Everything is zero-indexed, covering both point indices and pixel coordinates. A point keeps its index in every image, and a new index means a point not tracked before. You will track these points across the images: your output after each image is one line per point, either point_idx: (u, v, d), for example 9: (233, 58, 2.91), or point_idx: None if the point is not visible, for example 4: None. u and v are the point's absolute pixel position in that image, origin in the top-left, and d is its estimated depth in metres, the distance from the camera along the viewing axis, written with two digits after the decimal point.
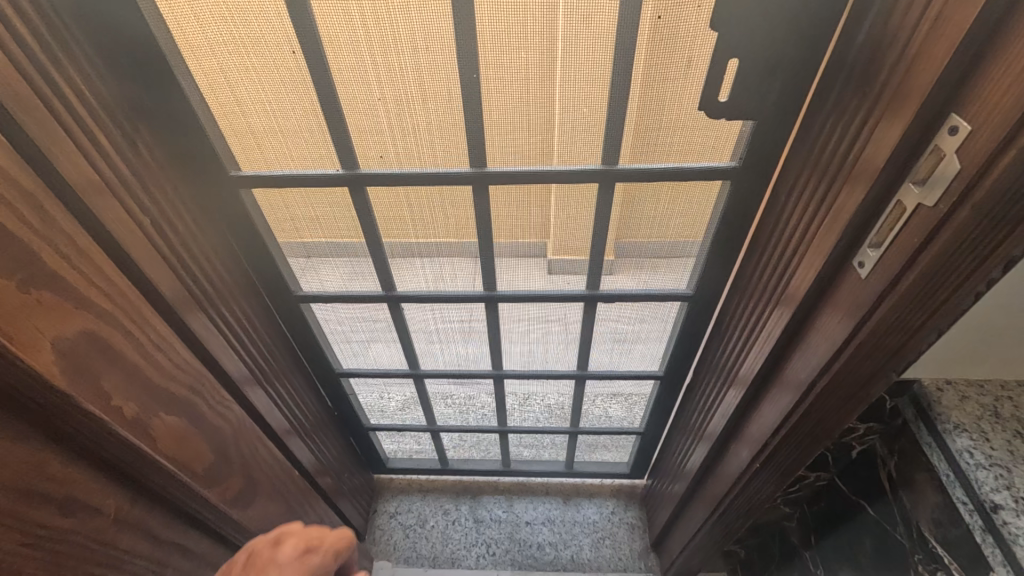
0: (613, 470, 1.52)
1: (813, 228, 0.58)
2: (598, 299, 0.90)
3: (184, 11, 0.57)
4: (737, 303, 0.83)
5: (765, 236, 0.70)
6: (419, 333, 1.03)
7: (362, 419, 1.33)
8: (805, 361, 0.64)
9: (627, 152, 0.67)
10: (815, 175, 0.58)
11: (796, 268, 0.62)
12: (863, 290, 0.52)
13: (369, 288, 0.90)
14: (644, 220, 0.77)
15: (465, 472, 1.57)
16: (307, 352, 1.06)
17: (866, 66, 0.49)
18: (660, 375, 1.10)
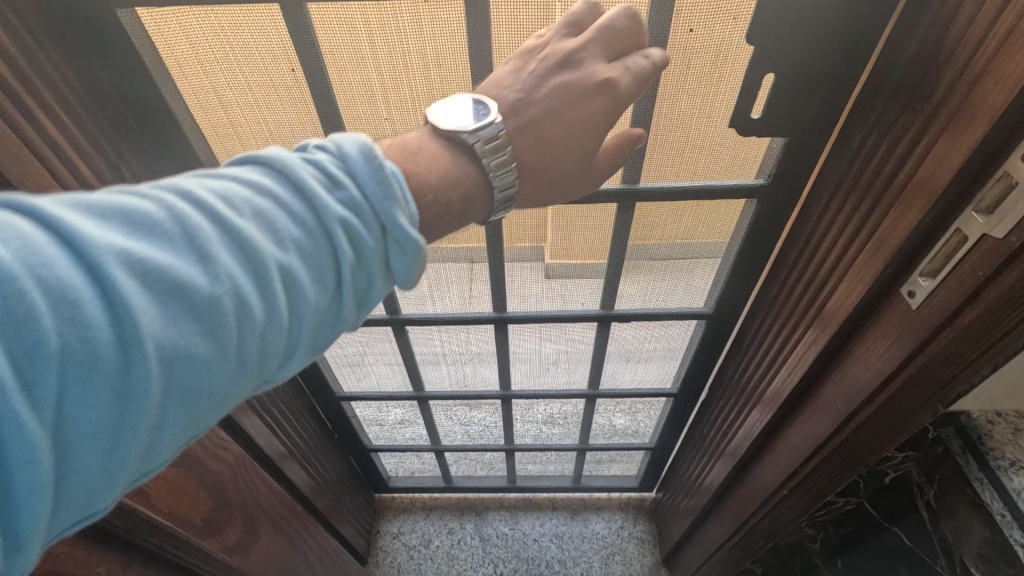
0: (621, 484, 1.49)
1: (852, 252, 0.54)
2: (611, 318, 0.87)
3: (171, 24, 0.51)
4: (759, 323, 0.79)
5: (794, 255, 0.67)
6: (425, 355, 0.99)
7: (364, 440, 1.29)
8: (842, 388, 0.60)
9: (648, 170, 0.64)
10: (853, 195, 0.54)
11: (831, 293, 0.59)
12: (913, 322, 0.48)
13: (373, 312, 0.87)
14: (663, 239, 0.74)
15: (469, 489, 1.53)
16: (307, 377, 1.02)
17: (916, 80, 0.45)
18: (673, 391, 1.07)
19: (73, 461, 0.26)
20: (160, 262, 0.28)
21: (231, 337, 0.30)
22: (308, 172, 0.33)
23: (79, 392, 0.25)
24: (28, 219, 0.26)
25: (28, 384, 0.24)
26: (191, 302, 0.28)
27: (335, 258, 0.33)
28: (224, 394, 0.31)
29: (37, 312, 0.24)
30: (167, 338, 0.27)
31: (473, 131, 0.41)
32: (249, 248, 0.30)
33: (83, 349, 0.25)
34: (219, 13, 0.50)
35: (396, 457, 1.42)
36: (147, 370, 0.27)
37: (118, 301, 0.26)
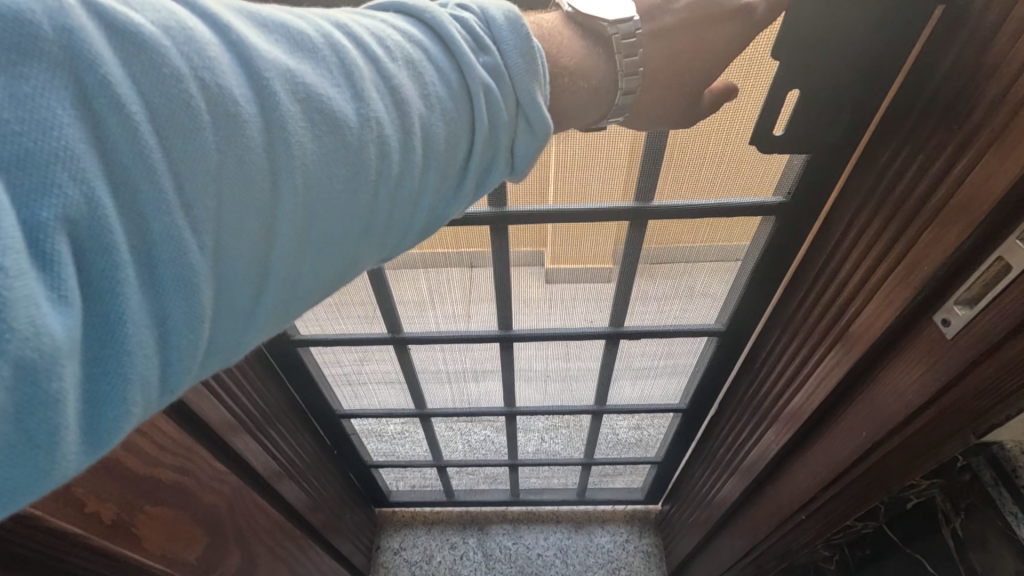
0: (627, 496, 1.47)
1: (880, 273, 0.52)
2: (620, 336, 0.85)
3: None
4: (775, 341, 0.77)
5: (814, 273, 0.65)
6: (427, 373, 0.96)
7: (364, 456, 1.25)
8: (868, 413, 0.58)
9: (664, 188, 0.62)
10: (882, 213, 0.52)
11: (857, 315, 0.56)
12: (949, 351, 0.46)
13: (374, 331, 0.84)
14: (676, 257, 0.71)
15: (472, 503, 1.50)
16: (306, 396, 0.99)
17: (955, 96, 0.43)
18: (682, 407, 1.04)
19: (223, 282, 0.25)
20: (322, 91, 0.27)
21: (371, 183, 0.29)
22: (454, 29, 0.32)
23: (238, 206, 0.24)
24: (203, 19, 0.25)
25: (188, 190, 0.23)
26: (343, 136, 0.27)
27: (471, 127, 0.33)
28: (356, 244, 0.30)
29: (205, 118, 0.23)
30: (316, 169, 0.27)
31: (614, 22, 0.39)
32: (395, 96, 0.30)
33: (242, 164, 0.24)
34: None
35: (397, 473, 1.38)
36: (295, 198, 0.26)
37: (283, 119, 0.25)
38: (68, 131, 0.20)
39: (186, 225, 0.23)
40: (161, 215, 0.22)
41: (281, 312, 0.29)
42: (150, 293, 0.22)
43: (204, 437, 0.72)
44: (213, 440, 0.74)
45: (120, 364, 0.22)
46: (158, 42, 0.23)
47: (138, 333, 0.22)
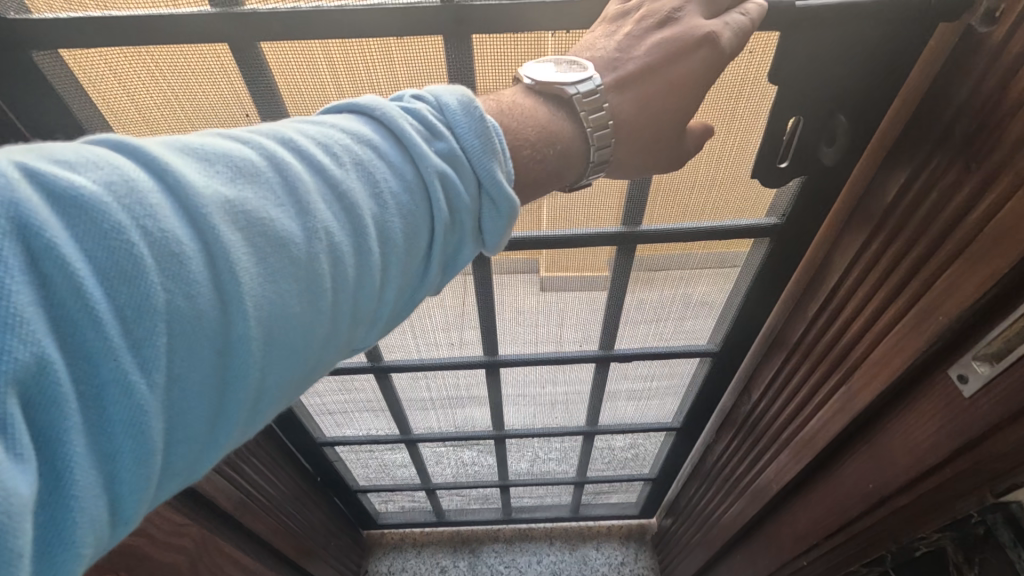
0: (621, 514, 1.43)
1: (886, 320, 0.49)
2: (611, 359, 0.82)
3: (94, 62, 0.43)
4: (769, 373, 0.74)
5: (810, 307, 0.62)
6: (412, 401, 0.92)
7: (350, 483, 1.21)
8: (875, 461, 0.55)
9: (652, 213, 0.58)
10: (885, 253, 0.49)
11: (860, 363, 0.53)
12: (967, 411, 0.43)
13: (354, 360, 0.80)
14: (669, 280, 0.68)
15: (463, 524, 1.45)
16: (285, 427, 0.94)
17: (970, 134, 0.39)
18: (676, 426, 1.01)
19: (176, 427, 0.23)
20: (266, 217, 0.24)
21: (327, 300, 0.26)
22: (408, 121, 0.30)
23: (189, 348, 0.22)
24: (136, 160, 0.23)
25: (139, 337, 0.21)
26: (292, 258, 0.25)
27: (432, 220, 0.30)
28: (318, 362, 0.28)
29: (148, 261, 0.21)
30: (269, 295, 0.24)
31: (572, 83, 0.36)
32: (348, 204, 0.27)
33: (191, 306, 0.22)
34: (154, 52, 0.42)
35: (385, 496, 1.34)
36: (250, 329, 0.24)
37: (225, 254, 0.23)
38: (19, 299, 0.18)
39: (137, 378, 0.21)
40: (108, 374, 0.20)
41: (243, 440, 0.27)
42: (100, 455, 0.20)
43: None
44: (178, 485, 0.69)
45: (67, 543, 0.20)
46: (94, 199, 0.21)
47: (88, 500, 0.20)
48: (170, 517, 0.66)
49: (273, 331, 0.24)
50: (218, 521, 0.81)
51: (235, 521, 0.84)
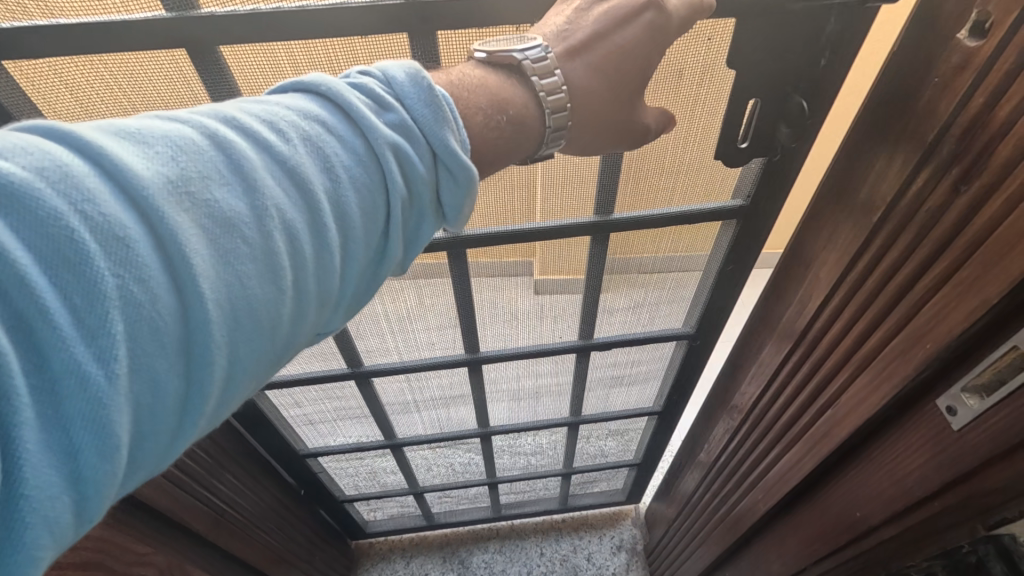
0: (609, 503, 1.45)
1: (872, 342, 0.45)
2: (591, 348, 0.83)
3: (42, 70, 0.41)
4: (757, 388, 0.70)
5: (797, 321, 0.58)
6: (395, 405, 0.92)
7: (335, 493, 1.19)
8: (858, 490, 0.51)
9: (624, 200, 0.60)
10: (877, 273, 0.45)
11: (845, 387, 0.50)
12: (956, 445, 0.39)
13: (333, 368, 0.79)
14: (643, 266, 0.70)
15: (452, 526, 1.44)
16: (264, 442, 0.92)
17: (957, 153, 0.37)
18: (657, 410, 1.04)
19: (141, 418, 0.22)
20: (211, 196, 0.24)
21: (288, 277, 0.26)
22: (354, 95, 0.30)
23: (148, 334, 0.22)
24: (67, 146, 0.22)
25: (91, 326, 0.21)
26: (244, 238, 0.25)
27: (388, 193, 0.30)
28: (286, 343, 0.28)
29: (92, 245, 0.21)
30: (225, 276, 0.24)
31: (521, 50, 0.37)
32: (299, 179, 0.27)
33: (145, 289, 0.22)
34: (106, 58, 0.40)
35: (373, 505, 1.32)
36: (209, 313, 0.23)
37: (174, 237, 0.23)
38: None
39: (93, 368, 0.20)
40: (60, 365, 0.20)
41: (214, 427, 0.26)
42: (59, 450, 0.20)
43: (135, 506, 0.66)
44: (147, 508, 0.67)
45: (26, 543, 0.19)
46: (24, 184, 0.20)
47: (48, 498, 0.20)
48: (130, 547, 0.63)
49: (233, 312, 0.24)
50: (192, 543, 0.79)
51: (210, 542, 0.82)
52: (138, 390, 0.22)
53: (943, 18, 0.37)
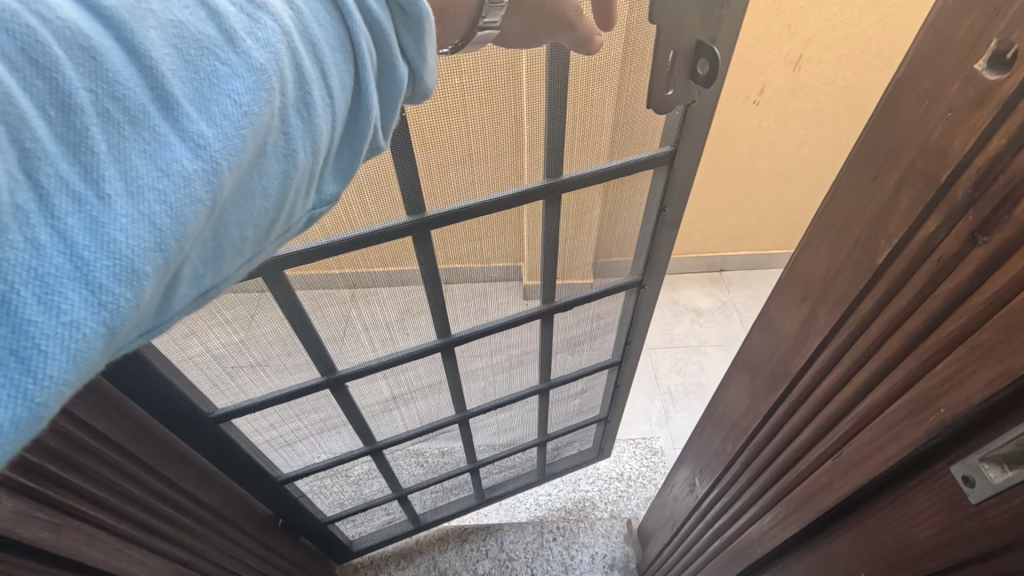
0: (584, 464, 1.53)
1: (875, 401, 0.43)
2: (554, 311, 0.88)
3: None
4: (746, 430, 0.68)
5: (789, 371, 0.55)
6: (371, 407, 0.91)
7: (319, 517, 1.14)
8: (863, 548, 0.48)
9: (568, 161, 0.65)
10: (877, 326, 0.42)
11: (844, 439, 0.47)
12: (975, 519, 0.36)
13: (308, 379, 0.78)
14: (589, 222, 0.77)
15: (440, 521, 1.45)
16: (237, 474, 0.87)
17: (974, 198, 0.33)
18: (615, 361, 1.11)
19: (151, 229, 0.23)
20: (178, 18, 0.25)
21: (274, 95, 0.28)
22: None
23: (139, 149, 0.23)
24: None
25: (74, 141, 0.22)
26: (220, 59, 0.26)
27: (352, 28, 0.32)
28: (281, 173, 0.30)
29: (59, 54, 0.22)
30: (203, 96, 0.25)
31: None
32: (261, 4, 0.28)
33: (122, 105, 0.23)
34: None
35: (358, 520, 1.29)
36: (198, 130, 0.25)
37: (148, 57, 0.24)
38: None
39: (83, 182, 0.22)
40: (52, 172, 0.21)
41: (209, 250, 0.29)
42: (72, 255, 0.21)
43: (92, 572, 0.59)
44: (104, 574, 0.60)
45: (56, 349, 0.20)
46: None
47: (73, 298, 0.21)
48: None
49: (221, 129, 0.26)
50: None
51: None
52: (139, 200, 0.23)
53: (952, 46, 0.34)
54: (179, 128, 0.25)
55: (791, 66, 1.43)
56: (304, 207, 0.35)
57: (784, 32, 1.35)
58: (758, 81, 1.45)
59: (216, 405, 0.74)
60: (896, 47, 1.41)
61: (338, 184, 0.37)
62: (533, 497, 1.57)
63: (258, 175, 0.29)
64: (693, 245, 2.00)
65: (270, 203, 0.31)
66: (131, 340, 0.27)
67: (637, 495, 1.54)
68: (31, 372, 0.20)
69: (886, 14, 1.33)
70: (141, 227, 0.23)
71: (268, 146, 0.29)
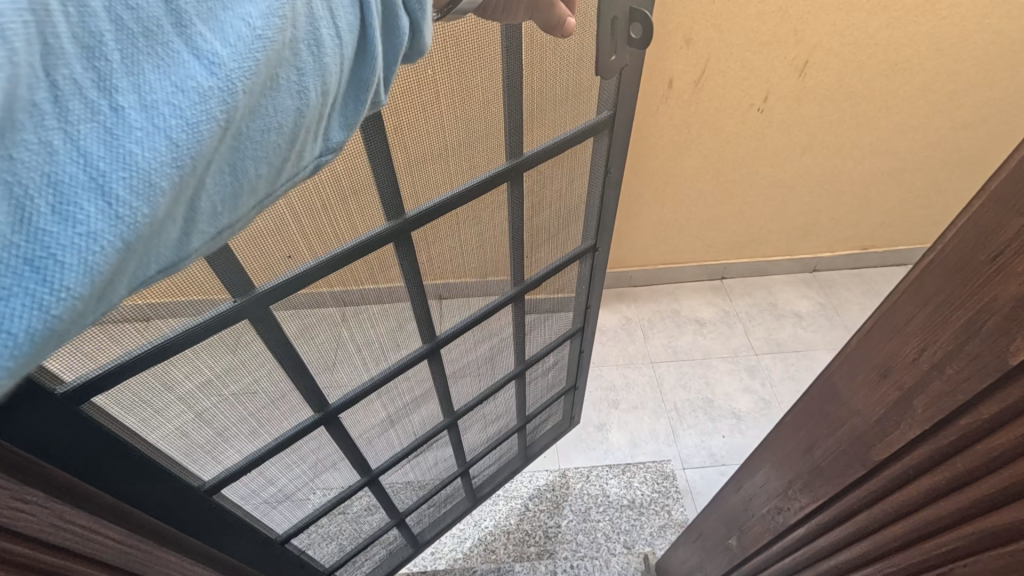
0: (559, 435, 1.62)
1: (1011, 521, 0.34)
2: (525, 291, 0.97)
3: None
4: (802, 507, 0.56)
5: (867, 459, 0.45)
6: (366, 433, 0.91)
7: (320, 569, 1.05)
8: None
9: (528, 140, 0.76)
10: (1006, 435, 0.33)
11: (954, 554, 0.38)
12: None
13: (299, 419, 0.76)
14: (546, 200, 0.88)
15: (436, 534, 1.41)
16: (234, 551, 0.79)
17: None
18: (576, 328, 1.22)
19: (163, 147, 0.23)
20: None
21: (286, 23, 0.27)
22: None
23: (151, 64, 0.23)
24: None
25: (89, 44, 0.22)
26: None
27: None
28: (293, 109, 0.29)
29: None
30: (216, 17, 0.25)
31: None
32: None
33: (134, 15, 0.23)
34: None
35: (359, 563, 1.21)
36: (212, 51, 0.25)
37: None
38: None
39: (97, 95, 0.22)
40: (68, 73, 0.21)
41: (227, 186, 0.28)
42: (85, 161, 0.22)
43: None
44: None
45: (75, 253, 0.21)
46: None
47: (89, 205, 0.22)
48: None
49: (235, 50, 0.25)
50: None
51: None
52: (152, 113, 0.23)
53: None
54: (192, 46, 0.24)
55: (796, 71, 1.56)
56: (312, 152, 0.34)
57: (791, 37, 1.48)
58: (763, 89, 1.59)
59: (204, 477, 0.68)
60: (899, 51, 1.55)
61: (344, 133, 0.36)
62: (542, 530, 1.55)
63: (272, 109, 0.28)
64: (695, 253, 2.12)
65: (282, 139, 0.30)
66: (148, 270, 0.27)
67: (649, 523, 1.55)
68: (47, 282, 0.20)
69: (892, 17, 1.46)
70: (155, 140, 0.23)
71: (280, 78, 0.28)
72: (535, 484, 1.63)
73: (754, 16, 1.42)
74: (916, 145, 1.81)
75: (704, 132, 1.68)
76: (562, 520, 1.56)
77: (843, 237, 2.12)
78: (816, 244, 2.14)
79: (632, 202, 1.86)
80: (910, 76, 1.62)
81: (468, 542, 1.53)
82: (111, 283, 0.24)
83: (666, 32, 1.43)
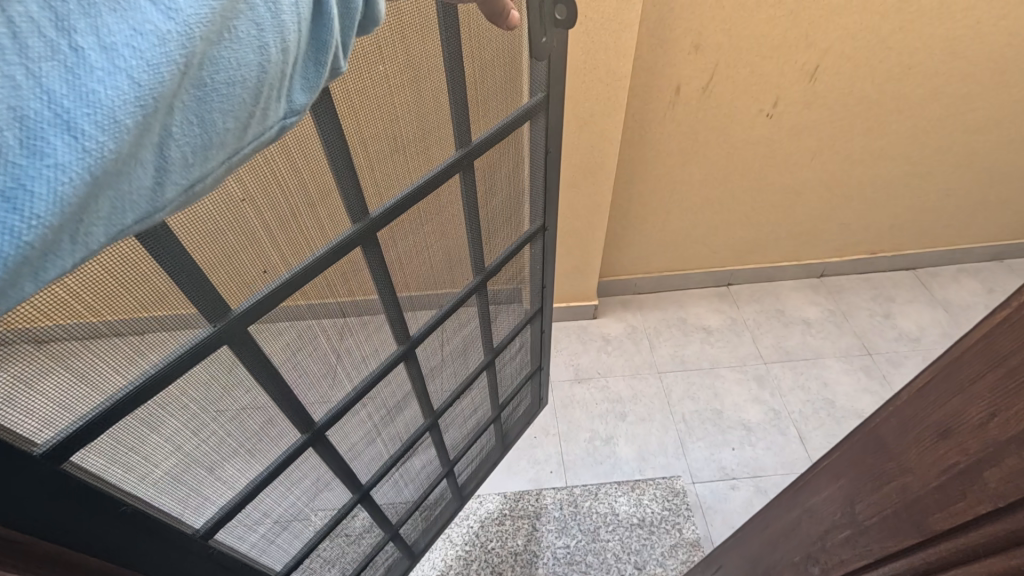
0: (531, 419, 1.59)
1: None
2: (485, 279, 0.94)
3: None
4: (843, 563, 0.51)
5: (924, 525, 0.41)
6: (354, 448, 0.87)
7: None
8: None
9: (474, 126, 0.74)
10: None
11: None
12: None
13: (288, 443, 0.72)
14: (495, 184, 0.86)
15: (429, 541, 1.37)
16: None
17: None
18: (534, 309, 1.21)
19: (125, 87, 0.24)
20: None
21: None
22: None
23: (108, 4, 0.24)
24: None
25: None
26: None
27: None
28: (255, 60, 0.29)
29: None
30: None
31: None
32: None
33: None
34: None
35: None
36: None
37: None
38: None
39: (56, 33, 0.22)
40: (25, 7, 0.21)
41: (195, 141, 0.29)
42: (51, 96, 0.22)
43: None
44: None
45: (43, 179, 0.22)
46: None
47: (57, 138, 0.22)
48: None
49: None
50: None
51: None
52: (113, 55, 0.23)
53: None
54: None
55: (806, 76, 1.52)
56: (276, 113, 0.34)
57: (800, 41, 1.44)
58: (772, 93, 1.54)
59: (197, 523, 0.64)
60: (913, 54, 1.51)
61: (308, 96, 0.35)
62: (550, 551, 1.51)
63: (235, 59, 0.28)
64: (701, 259, 2.08)
65: (248, 94, 0.30)
66: (124, 220, 0.27)
67: (660, 542, 1.51)
68: (18, 210, 0.21)
69: (908, 19, 1.42)
70: (118, 79, 0.23)
71: (238, 29, 0.28)
72: (541, 502, 1.60)
73: (764, 20, 1.37)
74: (927, 148, 1.77)
75: (710, 137, 1.64)
76: (570, 540, 1.52)
77: (851, 240, 2.08)
78: (824, 249, 2.10)
79: (635, 209, 1.82)
80: (925, 79, 1.57)
81: (474, 563, 1.48)
82: (83, 221, 0.25)
83: (674, 37, 1.39)
